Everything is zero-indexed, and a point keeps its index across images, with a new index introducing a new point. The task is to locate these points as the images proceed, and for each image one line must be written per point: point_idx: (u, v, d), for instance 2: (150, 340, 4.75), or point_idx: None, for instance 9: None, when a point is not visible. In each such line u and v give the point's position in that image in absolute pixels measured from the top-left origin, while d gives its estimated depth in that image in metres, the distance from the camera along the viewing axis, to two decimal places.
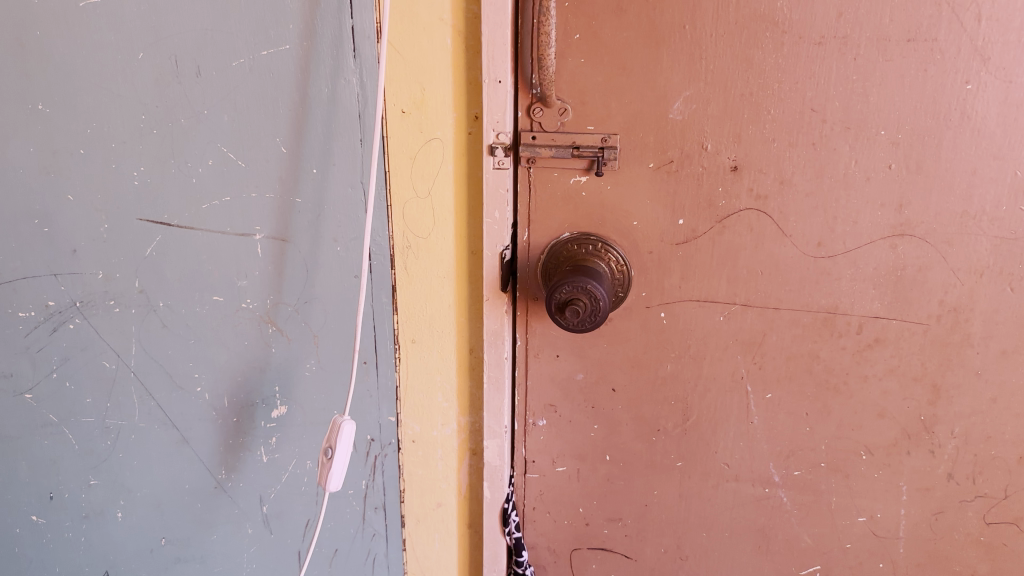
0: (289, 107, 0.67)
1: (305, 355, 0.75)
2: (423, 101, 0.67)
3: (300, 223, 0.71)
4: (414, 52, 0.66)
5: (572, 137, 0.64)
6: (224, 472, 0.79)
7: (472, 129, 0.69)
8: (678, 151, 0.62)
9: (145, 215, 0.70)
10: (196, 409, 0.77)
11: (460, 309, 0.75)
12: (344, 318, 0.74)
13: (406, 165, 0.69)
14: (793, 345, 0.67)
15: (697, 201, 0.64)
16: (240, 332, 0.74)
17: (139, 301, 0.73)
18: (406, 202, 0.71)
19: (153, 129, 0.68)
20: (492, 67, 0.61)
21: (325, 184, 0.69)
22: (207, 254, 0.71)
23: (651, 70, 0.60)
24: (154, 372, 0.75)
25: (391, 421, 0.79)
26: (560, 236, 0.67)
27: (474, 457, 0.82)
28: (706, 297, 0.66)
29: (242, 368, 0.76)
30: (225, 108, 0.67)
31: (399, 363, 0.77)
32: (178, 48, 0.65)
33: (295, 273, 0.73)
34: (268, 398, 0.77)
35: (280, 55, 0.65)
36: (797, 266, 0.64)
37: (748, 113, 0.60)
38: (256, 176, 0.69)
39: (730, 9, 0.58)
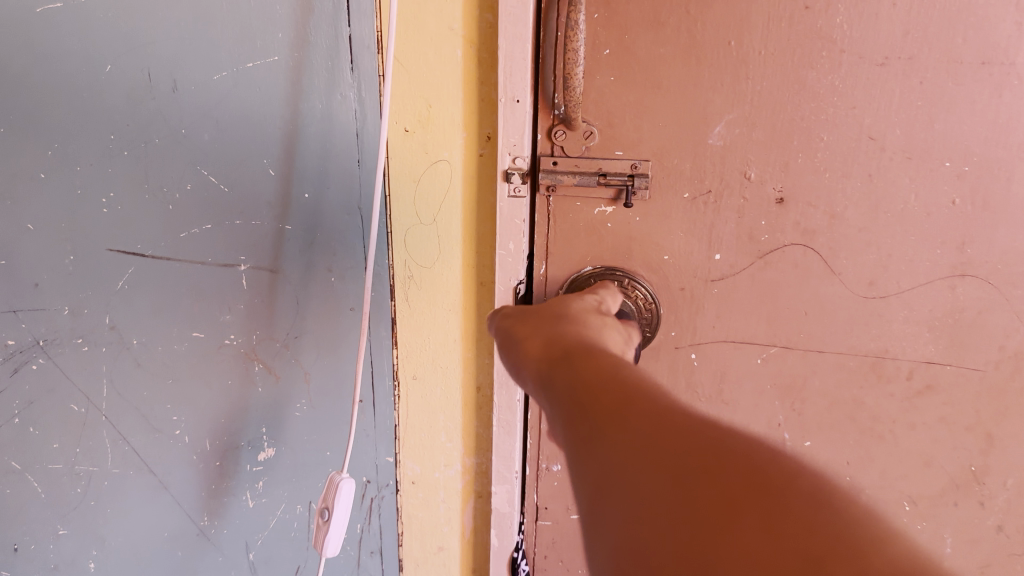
0: (278, 126, 0.60)
1: (295, 395, 0.70)
2: (429, 120, 0.61)
3: (290, 252, 0.64)
4: (421, 65, 0.59)
5: (599, 163, 0.57)
6: (206, 518, 0.73)
7: (484, 150, 0.62)
8: (717, 180, 0.56)
9: (116, 245, 0.62)
10: (175, 453, 0.70)
11: (468, 342, 0.69)
12: (340, 352, 0.69)
13: (410, 188, 0.63)
14: (836, 391, 0.61)
15: (736, 235, 0.57)
16: (222, 371, 0.68)
17: (110, 338, 0.65)
18: (409, 229, 0.65)
19: (124, 151, 0.60)
20: (509, 85, 0.54)
21: (318, 210, 0.63)
22: (186, 287, 0.64)
23: (690, 91, 0.54)
24: (127, 414, 0.68)
25: (389, 461, 0.73)
26: (581, 270, 0.61)
27: (480, 501, 0.76)
28: (742, 338, 0.60)
29: (225, 409, 0.69)
30: (206, 127, 0.60)
31: (399, 401, 0.71)
32: (151, 60, 0.57)
33: (284, 306, 0.66)
34: (254, 441, 0.71)
35: (269, 68, 0.58)
36: (845, 307, 0.58)
37: (798, 140, 0.54)
38: (242, 202, 0.62)
39: (781, 24, 0.51)
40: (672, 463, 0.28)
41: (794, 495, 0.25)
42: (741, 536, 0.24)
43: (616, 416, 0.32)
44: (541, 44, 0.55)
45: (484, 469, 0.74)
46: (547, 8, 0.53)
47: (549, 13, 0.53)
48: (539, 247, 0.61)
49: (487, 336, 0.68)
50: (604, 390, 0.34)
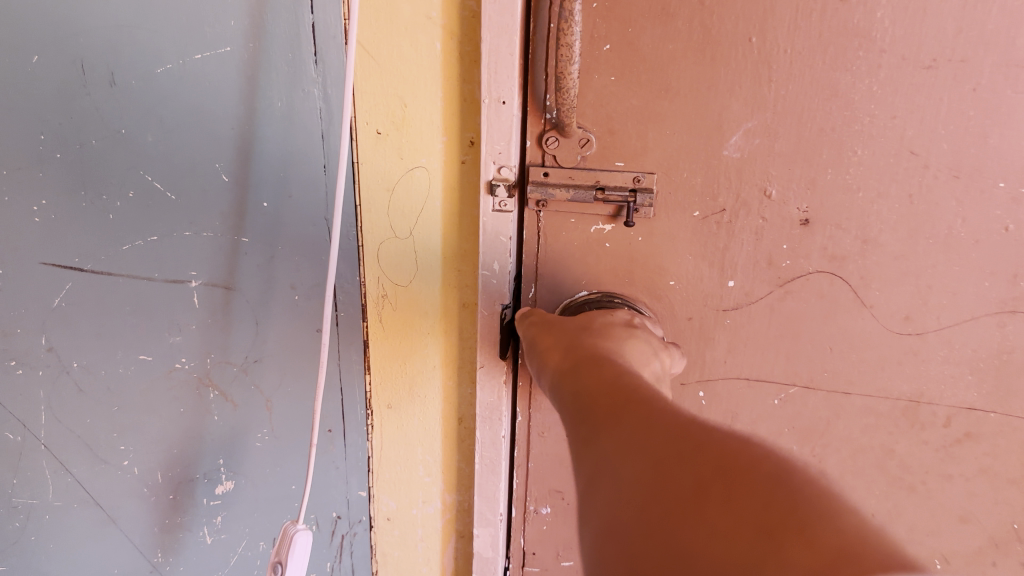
0: (233, 126, 0.53)
1: (256, 424, 0.63)
2: (405, 121, 0.53)
3: (247, 268, 0.57)
4: (395, 59, 0.51)
5: (597, 175, 0.49)
6: (161, 555, 0.66)
7: (467, 157, 0.54)
8: (732, 197, 0.48)
9: (50, 258, 0.54)
10: (122, 486, 0.62)
11: (448, 369, 0.62)
12: (303, 377, 0.62)
13: (384, 199, 0.56)
14: (862, 437, 0.53)
15: (753, 260, 0.50)
16: (174, 397, 0.60)
17: (47, 361, 0.57)
18: (381, 244, 0.57)
19: (56, 153, 0.52)
20: (494, 85, 0.47)
21: (279, 220, 0.56)
22: (132, 305, 0.57)
23: (702, 95, 0.46)
24: (70, 445, 0.60)
25: (362, 496, 0.67)
26: (575, 293, 0.53)
27: (463, 541, 0.69)
28: (757, 376, 0.53)
29: (178, 439, 0.62)
30: (150, 127, 0.52)
31: (372, 433, 0.65)
32: (84, 50, 0.50)
33: (242, 326, 0.59)
34: (210, 473, 0.64)
35: (219, 60, 0.51)
36: (875, 344, 0.50)
37: (828, 153, 0.46)
38: (192, 212, 0.55)
39: (812, 18, 0.43)
40: (658, 454, 0.29)
41: (759, 471, 0.25)
42: (704, 505, 0.25)
43: (622, 421, 0.32)
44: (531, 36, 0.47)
45: (467, 507, 0.67)
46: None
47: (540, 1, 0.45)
48: (528, 268, 0.54)
49: (470, 364, 0.61)
50: (609, 391, 0.36)
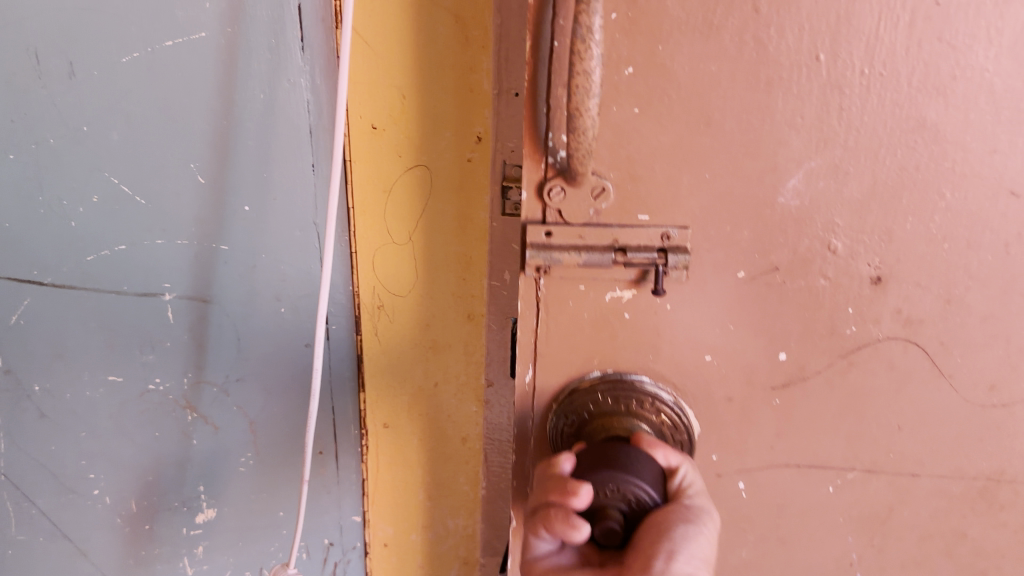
0: (207, 122, 0.46)
1: (237, 448, 0.57)
2: (403, 115, 0.50)
3: (227, 277, 0.51)
4: (396, 46, 0.48)
5: (615, 233, 0.33)
6: None
7: (472, 155, 0.51)
8: (787, 252, 0.34)
9: (6, 272, 0.48)
10: (92, 515, 0.56)
11: (450, 383, 0.60)
12: (291, 398, 0.57)
13: (380, 200, 0.52)
14: (934, 525, 0.40)
15: (812, 328, 0.35)
16: (147, 422, 0.54)
17: (5, 383, 0.51)
18: (376, 252, 0.54)
19: (9, 154, 0.45)
20: (505, 76, 0.45)
21: (262, 225, 0.50)
22: (97, 322, 0.50)
23: (745, 111, 0.31)
24: (35, 473, 0.54)
25: (356, 520, 0.65)
26: (585, 375, 0.36)
27: (464, 567, 0.69)
28: (811, 463, 0.38)
29: (152, 465, 0.56)
30: (115, 123, 0.45)
31: (367, 453, 0.62)
32: (36, 36, 0.42)
33: (222, 343, 0.53)
34: (190, 501, 0.58)
35: (192, 47, 0.44)
36: (953, 419, 0.37)
37: (911, 198, 0.33)
38: (164, 219, 0.48)
39: (898, 10, 0.30)
40: None
41: None
42: None
43: None
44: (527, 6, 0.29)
45: (469, 532, 0.67)
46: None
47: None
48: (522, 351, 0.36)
49: (471, 378, 0.60)
50: None
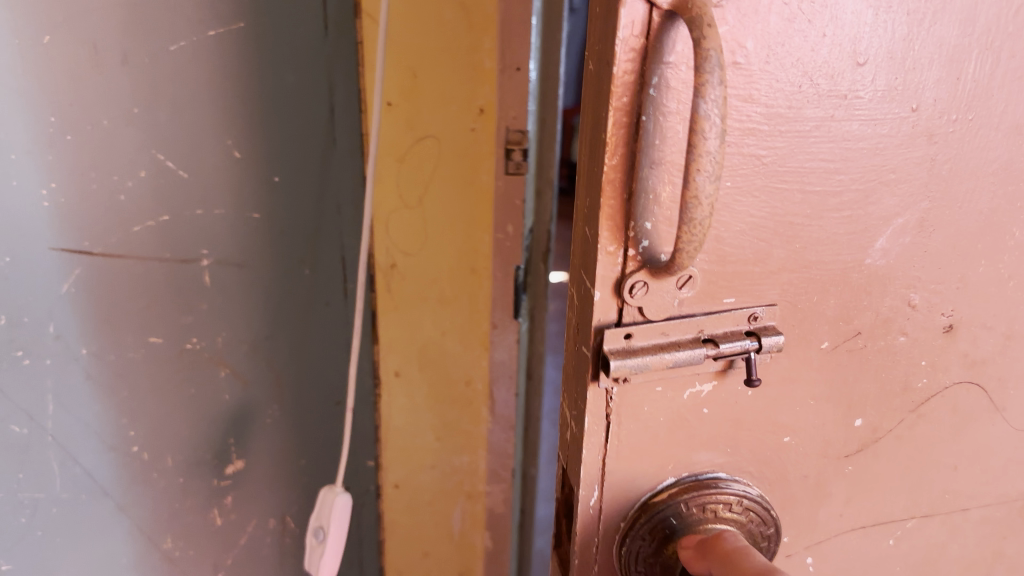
0: (239, 101, 0.48)
1: (265, 402, 0.59)
2: (415, 89, 0.53)
3: (254, 244, 0.52)
4: (408, 28, 0.51)
5: (701, 323, 0.28)
6: (171, 539, 0.59)
7: (476, 125, 0.55)
8: (871, 315, 0.32)
9: (59, 241, 0.45)
10: (132, 474, 0.55)
11: (456, 335, 0.63)
12: (309, 351, 0.60)
13: (393, 168, 0.55)
14: (976, 551, 0.41)
15: (889, 392, 0.34)
16: (184, 380, 0.54)
17: (55, 349, 0.47)
18: (389, 216, 0.57)
19: (67, 134, 0.42)
20: (507, 53, 0.53)
21: (287, 196, 0.53)
22: (142, 289, 0.49)
23: (844, 172, 0.28)
24: (81, 434, 0.51)
25: (370, 465, 0.68)
26: (657, 485, 0.31)
27: (468, 501, 0.72)
28: (877, 523, 0.37)
29: (190, 422, 0.56)
30: (164, 103, 0.45)
31: (380, 403, 0.65)
32: (100, 22, 0.41)
33: (249, 305, 0.55)
34: (221, 453, 0.59)
35: (232, 37, 0.46)
36: (1005, 447, 0.39)
37: (987, 242, 0.33)
38: (205, 190, 0.49)
39: (989, 50, 0.30)
40: None
41: None
42: None
43: None
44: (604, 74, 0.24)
45: (474, 470, 0.70)
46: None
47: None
48: (587, 472, 0.29)
49: (473, 329, 0.63)
50: None
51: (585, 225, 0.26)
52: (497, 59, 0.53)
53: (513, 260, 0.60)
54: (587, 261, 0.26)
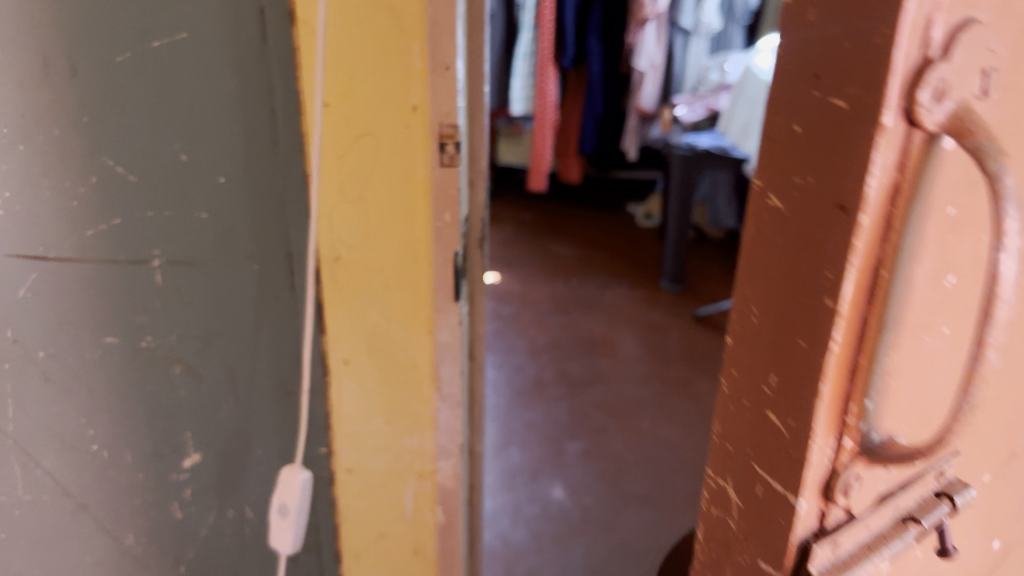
0: (170, 113, 0.49)
1: (223, 394, 0.59)
2: (351, 91, 0.53)
3: (204, 244, 0.54)
4: (342, 30, 0.51)
5: (897, 505, 0.29)
6: (132, 536, 0.64)
7: (412, 122, 0.53)
8: None
9: (17, 248, 0.52)
10: (89, 468, 0.60)
11: (400, 319, 0.60)
12: (262, 345, 0.58)
13: (334, 164, 0.54)
14: None
15: None
16: (142, 375, 0.57)
17: (15, 353, 0.55)
18: (332, 210, 0.56)
19: (19, 145, 0.49)
20: (437, 52, 0.52)
21: (231, 201, 0.53)
22: (95, 290, 0.53)
23: None
24: (42, 437, 0.59)
25: (323, 452, 0.66)
26: None
27: (421, 481, 0.68)
28: None
29: (143, 415, 0.59)
30: (106, 122, 0.49)
31: (331, 389, 0.63)
32: (46, 42, 0.46)
33: (203, 299, 0.56)
34: (177, 445, 0.61)
35: (176, 48, 0.48)
36: None
37: None
38: (157, 193, 0.52)
39: None
40: None
41: None
42: None
43: None
44: (810, 247, 0.23)
45: (423, 471, 0.67)
46: (823, 147, 0.22)
47: (849, 137, 0.22)
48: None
49: (414, 320, 0.60)
50: None
51: (768, 410, 0.26)
52: (427, 59, 0.52)
53: (452, 248, 0.58)
54: (772, 448, 0.27)
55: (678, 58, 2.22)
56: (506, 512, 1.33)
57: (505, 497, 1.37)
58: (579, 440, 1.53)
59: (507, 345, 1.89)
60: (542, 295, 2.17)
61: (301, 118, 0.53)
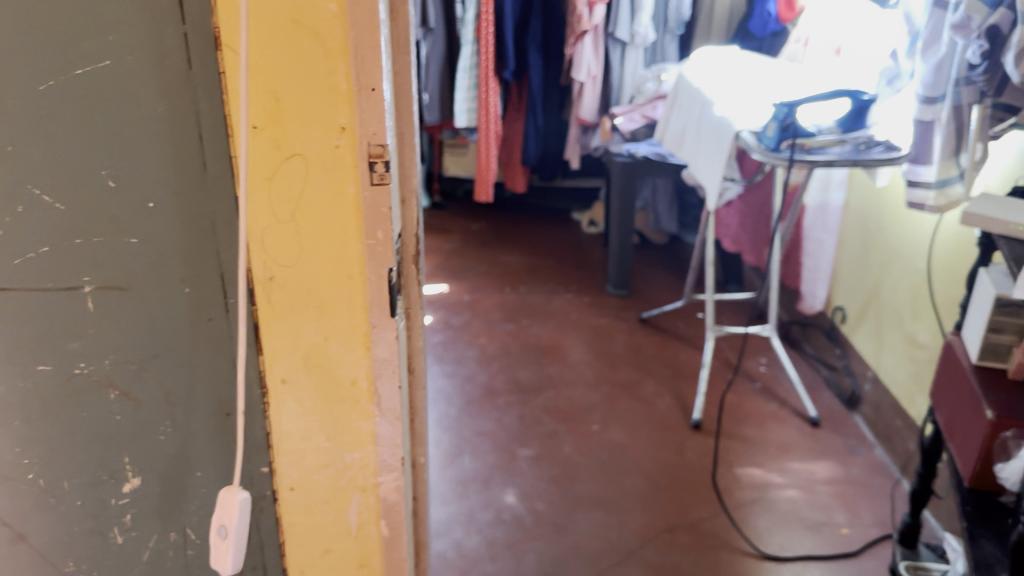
0: (98, 141, 0.52)
1: (159, 417, 0.60)
2: (279, 114, 0.53)
3: (135, 269, 0.55)
4: (268, 53, 0.51)
5: None
6: (73, 562, 0.64)
7: (341, 142, 0.54)
8: None
9: None
10: (27, 499, 0.61)
11: (337, 337, 0.61)
12: (197, 367, 0.59)
13: (264, 187, 0.55)
14: None
15: None
16: (77, 402, 0.59)
17: None
18: (265, 231, 0.57)
19: None
20: (363, 74, 0.52)
21: (163, 224, 0.54)
22: (27, 318, 0.55)
23: None
24: None
25: (265, 471, 0.67)
26: None
27: (364, 494, 0.69)
28: None
29: (81, 442, 0.60)
30: (31, 152, 0.51)
31: (269, 409, 0.64)
32: None
33: (137, 323, 0.57)
34: (116, 472, 0.61)
35: (98, 76, 0.50)
36: None
37: None
38: (87, 220, 0.54)
39: None
40: None
41: None
42: None
43: None
44: None
45: (366, 484, 0.68)
46: None
47: None
48: None
49: (351, 336, 0.61)
50: None
51: None
52: (353, 81, 0.52)
53: (386, 265, 0.58)
54: None
55: (615, 72, 2.25)
56: (459, 521, 1.34)
57: (457, 506, 1.37)
58: (530, 446, 1.55)
59: (457, 355, 1.90)
60: (491, 305, 2.18)
61: (228, 140, 0.53)
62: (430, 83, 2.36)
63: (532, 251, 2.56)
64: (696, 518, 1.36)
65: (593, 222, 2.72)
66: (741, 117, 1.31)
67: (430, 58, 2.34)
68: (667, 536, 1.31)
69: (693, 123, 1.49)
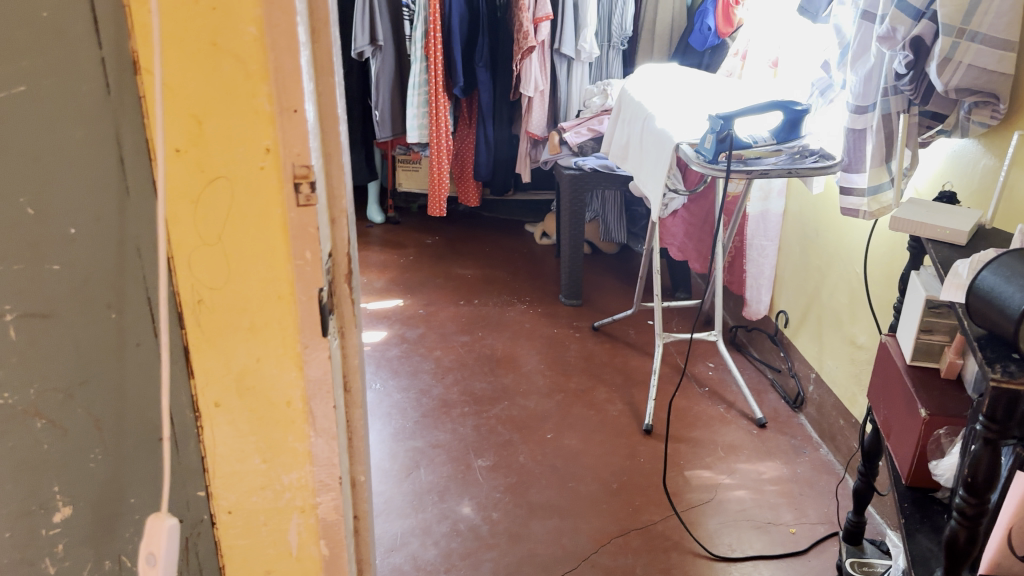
0: (14, 166, 0.51)
1: (89, 444, 0.60)
2: (201, 137, 0.53)
3: (59, 295, 0.55)
4: (187, 77, 0.52)
5: None
6: None
7: (264, 163, 0.55)
8: None
9: None
10: None
11: (269, 357, 0.61)
12: (126, 392, 0.59)
13: (188, 211, 0.55)
14: None
15: None
16: (3, 431, 0.58)
17: None
18: (190, 254, 0.56)
19: None
20: (284, 95, 0.53)
21: (85, 248, 0.54)
22: None
23: None
24: None
25: (202, 495, 0.66)
26: None
27: (303, 515, 0.69)
28: None
29: (9, 472, 0.59)
30: None
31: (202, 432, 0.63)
32: None
33: (62, 349, 0.56)
34: (46, 502, 0.61)
35: (12, 101, 0.50)
36: None
37: None
38: (6, 247, 0.53)
39: None
40: None
41: None
42: None
43: None
44: None
45: (305, 505, 0.68)
46: None
47: None
48: None
49: (283, 355, 0.61)
50: None
51: None
52: (274, 103, 0.53)
53: (315, 284, 0.59)
54: None
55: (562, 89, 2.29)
56: (414, 534, 1.34)
57: (412, 519, 1.37)
58: (484, 457, 1.56)
59: (412, 368, 1.90)
60: (445, 317, 2.18)
61: (149, 164, 0.53)
62: (381, 100, 2.37)
63: (486, 263, 2.57)
64: (647, 521, 1.37)
65: (546, 233, 2.74)
66: (680, 131, 1.34)
67: (381, 74, 2.34)
68: (620, 540, 1.33)
69: (635, 137, 1.51)
